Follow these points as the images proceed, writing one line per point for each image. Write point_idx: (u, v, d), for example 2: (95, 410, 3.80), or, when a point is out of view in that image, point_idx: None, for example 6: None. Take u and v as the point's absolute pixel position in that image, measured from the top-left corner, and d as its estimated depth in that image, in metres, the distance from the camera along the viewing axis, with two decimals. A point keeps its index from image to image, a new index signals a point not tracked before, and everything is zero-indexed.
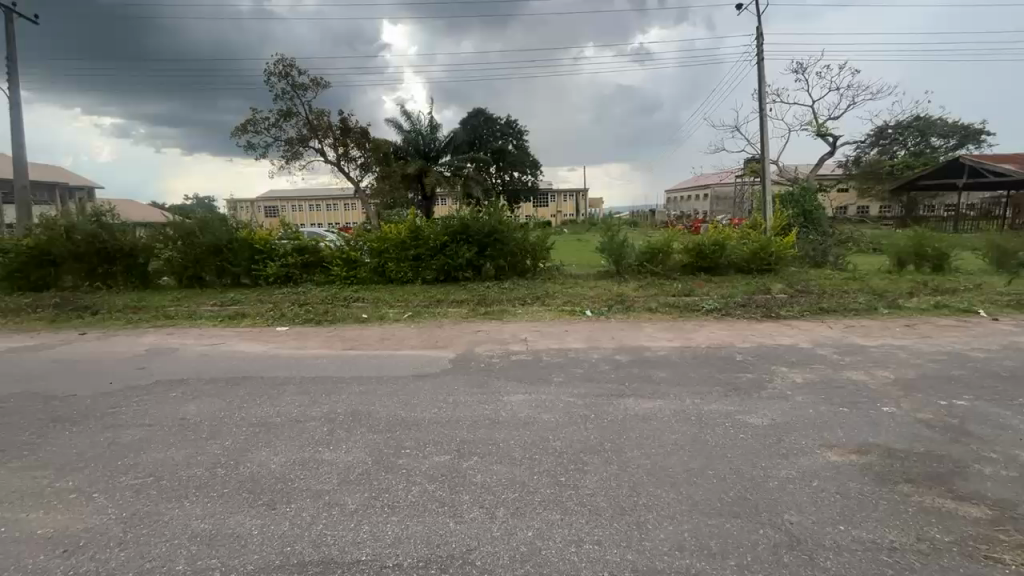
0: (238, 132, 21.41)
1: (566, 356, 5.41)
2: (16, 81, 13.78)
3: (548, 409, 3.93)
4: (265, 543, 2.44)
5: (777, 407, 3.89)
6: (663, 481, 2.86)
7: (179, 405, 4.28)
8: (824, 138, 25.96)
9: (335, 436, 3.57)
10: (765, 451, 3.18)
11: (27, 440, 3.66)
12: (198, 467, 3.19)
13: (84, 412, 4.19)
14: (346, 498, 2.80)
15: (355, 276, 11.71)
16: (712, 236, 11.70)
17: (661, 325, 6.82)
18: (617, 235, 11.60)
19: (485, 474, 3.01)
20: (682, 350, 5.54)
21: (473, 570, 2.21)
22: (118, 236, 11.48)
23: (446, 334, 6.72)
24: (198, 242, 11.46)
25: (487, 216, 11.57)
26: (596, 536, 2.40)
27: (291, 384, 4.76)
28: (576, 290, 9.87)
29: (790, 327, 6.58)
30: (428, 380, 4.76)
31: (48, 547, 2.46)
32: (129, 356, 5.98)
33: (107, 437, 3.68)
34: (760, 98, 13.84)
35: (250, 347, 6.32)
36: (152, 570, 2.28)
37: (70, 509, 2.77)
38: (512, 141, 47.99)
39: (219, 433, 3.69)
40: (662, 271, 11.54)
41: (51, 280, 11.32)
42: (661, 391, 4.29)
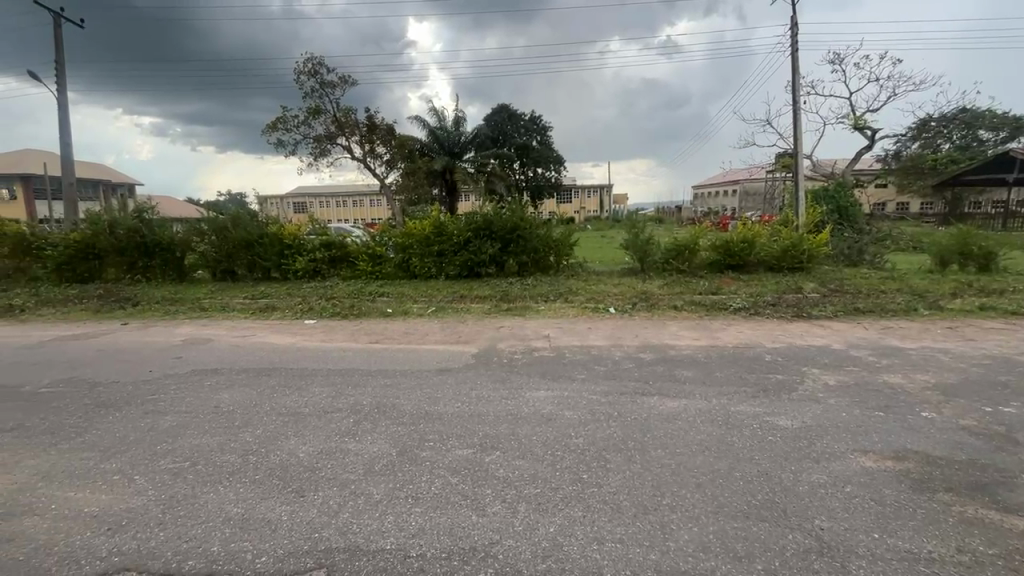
0: (269, 130, 22.02)
1: (588, 354, 5.38)
2: (64, 84, 14.52)
3: (571, 407, 3.91)
4: (294, 528, 2.51)
5: (807, 409, 3.78)
6: (688, 481, 2.82)
7: (213, 393, 4.45)
8: (862, 131, 24.91)
9: (360, 428, 3.64)
10: (794, 454, 3.09)
11: (74, 424, 3.86)
12: (231, 454, 3.32)
13: (125, 397, 4.40)
14: (371, 488, 2.85)
15: (380, 271, 11.88)
16: (740, 233, 11.41)
17: (686, 324, 6.69)
18: (642, 232, 11.42)
19: (508, 468, 3.03)
20: (707, 349, 5.43)
21: (494, 564, 2.22)
22: (156, 230, 11.97)
23: (469, 329, 6.79)
24: (230, 237, 11.85)
25: (511, 213, 11.60)
26: (618, 535, 2.39)
27: (318, 376, 4.88)
28: (598, 287, 9.79)
29: (822, 328, 6.37)
30: (451, 375, 4.80)
31: (94, 525, 2.59)
32: (166, 346, 6.26)
33: (146, 422, 3.86)
34: (792, 91, 13.38)
35: (279, 339, 6.52)
36: (189, 550, 2.38)
37: (114, 490, 2.92)
38: (536, 138, 47.89)
39: (250, 421, 3.82)
40: (688, 269, 11.32)
41: (96, 272, 11.94)
42: (686, 390, 4.22)
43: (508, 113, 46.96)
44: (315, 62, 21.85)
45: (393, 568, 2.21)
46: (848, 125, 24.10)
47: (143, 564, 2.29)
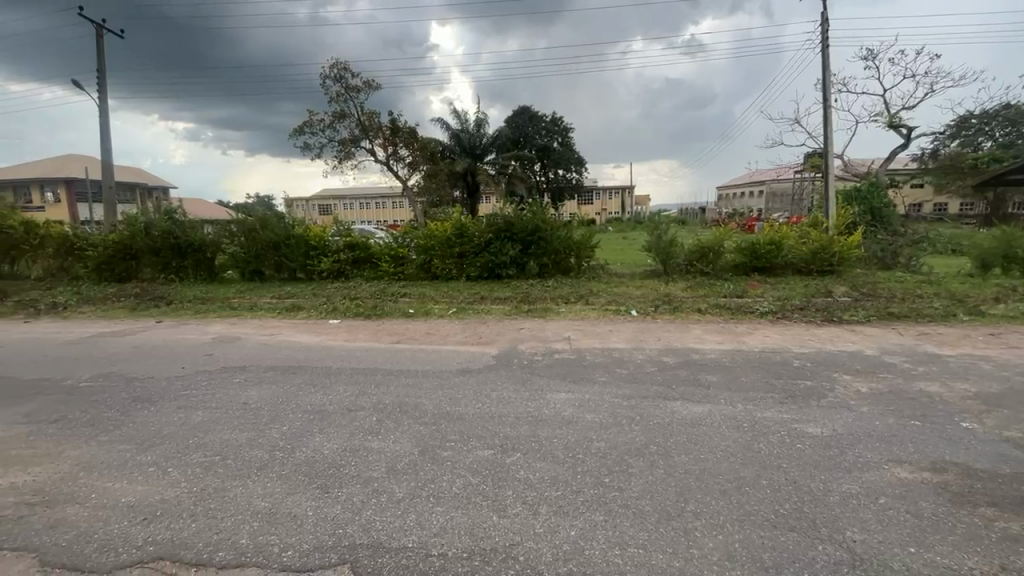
0: (295, 134, 22.60)
1: (610, 356, 5.33)
2: (105, 92, 15.22)
3: (592, 410, 3.88)
4: (319, 524, 2.57)
5: (838, 417, 3.66)
6: (712, 488, 2.76)
7: (242, 389, 4.59)
8: (897, 129, 24.04)
9: (383, 426, 3.70)
10: (824, 463, 3.00)
11: (112, 417, 4.04)
12: (259, 449, 3.41)
13: (160, 392, 4.58)
14: (393, 486, 2.89)
15: (402, 272, 12.04)
16: (767, 235, 11.14)
17: (710, 328, 6.56)
18: (665, 233, 11.25)
19: (529, 470, 3.02)
20: (733, 354, 5.32)
21: (515, 565, 2.22)
22: (188, 232, 12.41)
23: (490, 330, 6.82)
24: (259, 238, 12.20)
25: (532, 214, 11.60)
26: (641, 540, 2.35)
27: (342, 375, 4.97)
28: (620, 289, 9.71)
29: (854, 333, 6.17)
30: (472, 375, 4.83)
31: (131, 515, 2.70)
32: (198, 343, 6.48)
33: (179, 416, 4.00)
34: (822, 89, 13.01)
35: (305, 338, 6.67)
36: (219, 542, 2.46)
37: (148, 481, 3.04)
38: (558, 139, 47.81)
39: (277, 417, 3.92)
40: (712, 271, 11.11)
41: (132, 272, 12.45)
42: (711, 395, 4.13)
43: (529, 115, 46.96)
44: (341, 67, 22.33)
45: (415, 566, 2.23)
46: (882, 123, 23.28)
47: (176, 553, 2.38)
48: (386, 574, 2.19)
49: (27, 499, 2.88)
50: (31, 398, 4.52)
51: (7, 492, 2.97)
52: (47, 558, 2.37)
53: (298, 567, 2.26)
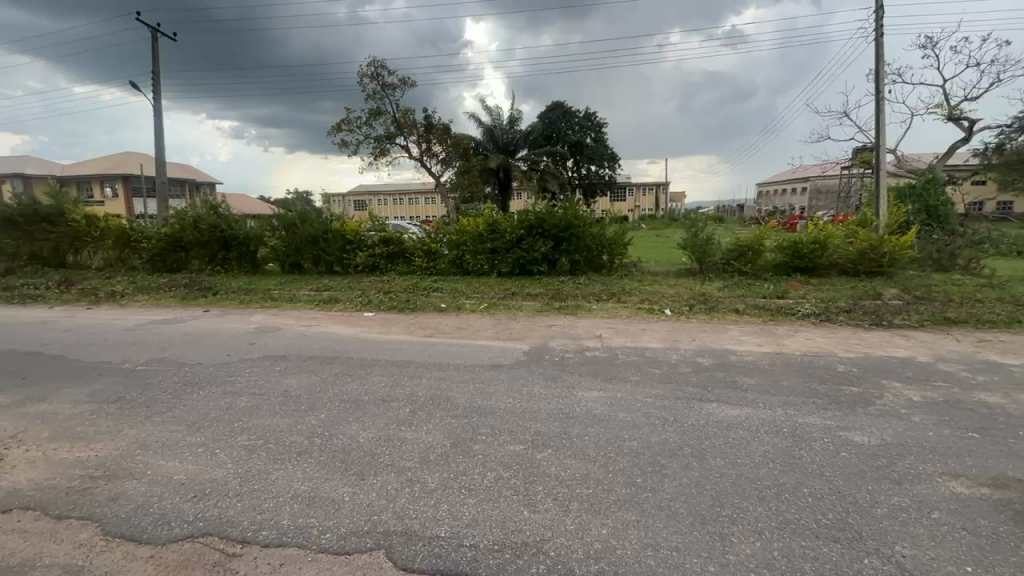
0: (334, 131, 23.28)
1: (643, 356, 5.25)
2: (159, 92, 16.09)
3: (624, 408, 3.84)
4: (355, 509, 2.65)
5: (887, 426, 3.47)
6: (749, 494, 2.69)
7: (283, 377, 4.79)
8: (957, 122, 22.49)
9: (416, 418, 3.77)
10: (871, 473, 2.85)
11: (165, 399, 4.29)
12: (298, 435, 3.55)
13: (207, 377, 4.83)
14: (426, 476, 2.95)
15: (434, 267, 12.20)
16: (811, 234, 10.68)
17: (747, 329, 6.36)
18: (701, 231, 10.93)
19: (559, 466, 3.02)
20: (772, 356, 5.14)
21: (547, 561, 2.23)
22: (233, 226, 13.00)
23: (521, 326, 6.83)
24: (299, 233, 12.65)
25: (564, 211, 11.52)
26: (673, 542, 2.32)
27: (377, 366, 5.11)
28: (654, 288, 9.53)
29: (905, 338, 5.84)
30: (503, 371, 4.86)
31: (182, 492, 2.87)
32: (242, 332, 6.77)
33: (225, 401, 4.21)
34: (875, 80, 12.32)
35: (341, 330, 6.88)
36: (262, 521, 2.57)
37: (198, 461, 3.21)
38: (591, 135, 47.27)
39: (316, 405, 4.06)
40: (751, 271, 10.75)
41: (182, 263, 13.14)
42: (748, 398, 4.01)
43: (562, 110, 46.33)
44: (378, 65, 22.80)
45: (447, 556, 2.27)
46: (941, 116, 21.83)
47: (223, 531, 2.50)
48: (419, 561, 2.24)
49: (91, 472, 3.10)
50: (93, 379, 4.86)
51: (75, 465, 3.21)
52: (109, 527, 2.55)
53: (336, 550, 2.34)
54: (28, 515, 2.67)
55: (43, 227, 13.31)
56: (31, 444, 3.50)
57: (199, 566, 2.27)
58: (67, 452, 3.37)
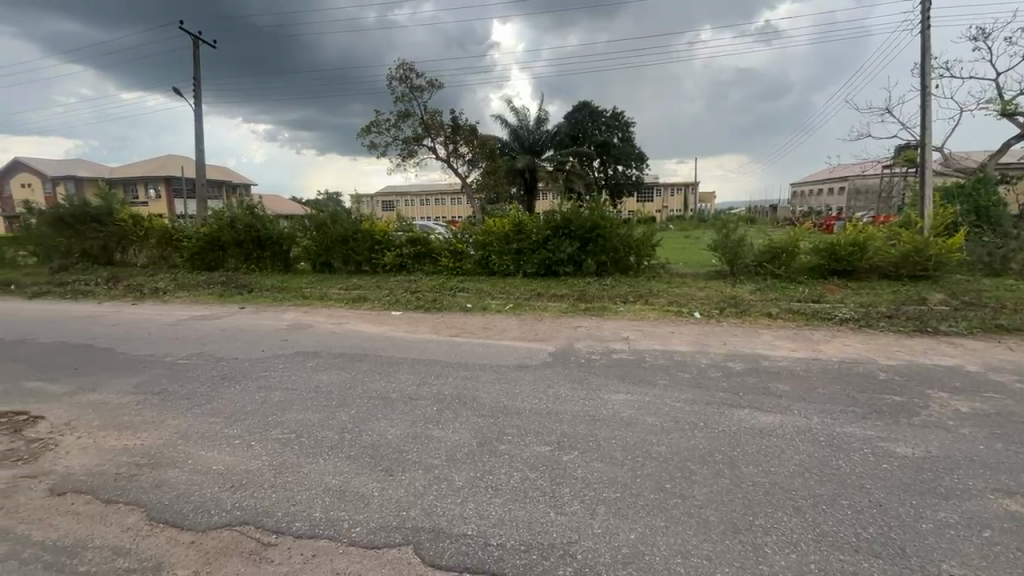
0: (363, 134, 23.81)
1: (671, 359, 5.16)
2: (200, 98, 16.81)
3: (652, 412, 3.79)
4: (385, 505, 2.70)
5: (933, 438, 3.31)
6: (784, 503, 2.61)
7: (315, 373, 4.93)
8: (1012, 118, 21.14)
9: (443, 416, 3.82)
10: (916, 487, 2.72)
11: (204, 392, 4.47)
12: (330, 430, 3.64)
13: (244, 372, 5.02)
14: (453, 474, 2.98)
15: (460, 267, 12.30)
16: (850, 235, 10.26)
17: (781, 334, 6.16)
18: (733, 232, 10.64)
19: (586, 469, 3.00)
20: (807, 362, 4.96)
21: (574, 563, 2.22)
22: (268, 226, 13.45)
23: (547, 327, 6.82)
24: (329, 233, 12.98)
25: (590, 212, 11.44)
26: (704, 551, 2.27)
27: (405, 364, 5.19)
28: (683, 290, 9.35)
29: (953, 346, 5.53)
30: (529, 371, 4.86)
31: (220, 481, 2.98)
32: (275, 329, 7.01)
33: (260, 395, 4.36)
34: (920, 75, 11.74)
35: (370, 328, 7.03)
36: (296, 513, 2.65)
37: (235, 452, 3.34)
38: (618, 135, 46.78)
39: (346, 401, 4.16)
40: (785, 274, 10.42)
41: (220, 261, 13.67)
42: (782, 405, 3.89)
43: (589, 110, 45.94)
44: (406, 68, 23.18)
45: (474, 554, 2.29)
46: (994, 111, 20.57)
47: (260, 520, 2.60)
48: (447, 558, 2.27)
49: (137, 460, 3.27)
50: (139, 371, 5.12)
51: (123, 452, 3.38)
52: (154, 513, 2.67)
53: (366, 543, 2.39)
54: (81, 498, 2.83)
55: (92, 226, 14.07)
56: (83, 432, 3.71)
57: (237, 553, 2.36)
58: (116, 440, 3.56)
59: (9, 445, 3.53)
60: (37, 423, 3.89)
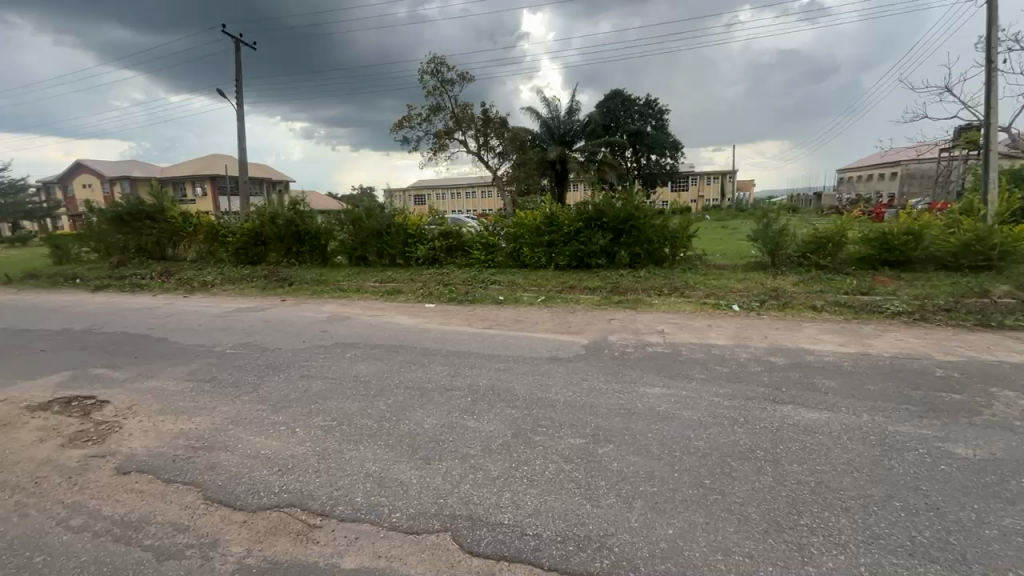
0: (396, 129, 24.21)
1: (708, 353, 5.04)
2: (242, 99, 17.48)
3: (689, 406, 3.71)
4: (423, 492, 2.77)
5: (998, 439, 3.10)
6: (831, 503, 2.51)
7: (353, 363, 5.08)
8: None
9: (478, 407, 3.87)
10: (978, 491, 2.56)
11: (251, 380, 4.70)
12: (369, 418, 3.75)
13: (287, 362, 5.23)
14: (489, 465, 3.02)
15: (492, 260, 12.33)
16: (904, 224, 9.68)
17: (827, 327, 5.89)
18: (774, 222, 10.17)
19: (622, 462, 2.98)
20: (855, 357, 4.73)
21: (611, 556, 2.21)
22: (307, 221, 13.93)
23: (579, 319, 6.78)
24: (364, 227, 13.30)
25: (624, 203, 11.24)
26: (746, 549, 2.21)
27: (439, 355, 5.28)
28: (720, 282, 9.07)
29: (1020, 341, 5.14)
30: (562, 363, 4.85)
31: (269, 465, 3.13)
32: (315, 320, 7.28)
33: (303, 384, 4.54)
34: (985, 49, 10.84)
35: (405, 320, 7.19)
36: (339, 497, 2.76)
37: (281, 437, 3.49)
38: (651, 123, 45.63)
39: (384, 391, 4.28)
40: (830, 265, 9.96)
41: (262, 256, 14.25)
42: (828, 402, 3.73)
43: (622, 98, 44.99)
44: (437, 62, 23.34)
45: (511, 542, 2.32)
46: None
47: (305, 503, 2.71)
48: (484, 546, 2.31)
49: (192, 443, 3.47)
50: (192, 360, 5.43)
51: (179, 435, 3.61)
52: (209, 493, 2.84)
53: (406, 528, 2.46)
54: (144, 477, 3.04)
55: (147, 223, 14.93)
56: (143, 415, 3.98)
57: (285, 533, 2.48)
58: (173, 424, 3.79)
59: (79, 426, 3.82)
60: (103, 406, 4.20)
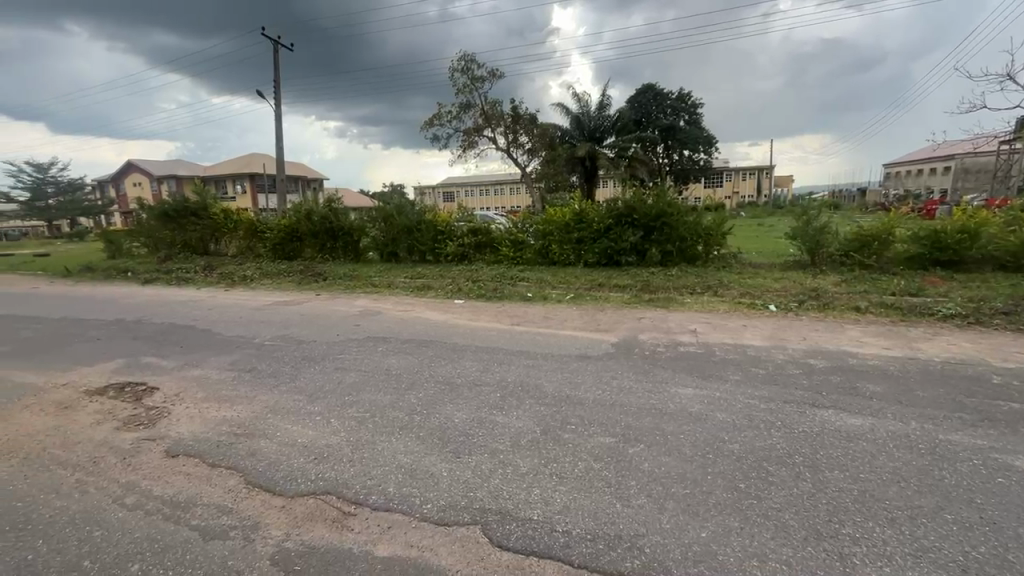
0: (427, 126, 24.51)
1: (743, 353, 4.90)
2: (279, 99, 18.07)
3: (723, 408, 3.62)
4: (453, 485, 2.80)
5: None
6: (876, 513, 2.40)
7: (385, 357, 5.19)
8: None
9: (506, 403, 3.89)
10: None
11: (288, 371, 4.87)
12: (400, 411, 3.83)
13: (322, 354, 5.39)
14: (518, 460, 3.03)
15: (521, 257, 12.33)
16: (958, 222, 9.11)
17: (872, 330, 5.61)
18: (815, 219, 9.77)
19: (653, 463, 2.94)
20: (903, 362, 4.50)
21: (642, 557, 2.19)
22: (341, 218, 14.31)
23: (608, 318, 6.71)
24: (395, 224, 13.55)
25: (655, 199, 11.03)
26: (783, 556, 2.15)
27: (468, 351, 5.33)
28: (757, 281, 8.79)
29: None
30: (591, 361, 4.81)
31: (306, 453, 3.24)
32: (348, 314, 7.46)
33: (337, 376, 4.68)
34: None
35: (434, 315, 7.30)
36: (372, 486, 2.83)
37: (317, 427, 3.61)
38: (684, 117, 44.49)
39: (415, 385, 4.36)
40: (875, 265, 9.49)
41: (298, 251, 14.72)
42: (872, 407, 3.56)
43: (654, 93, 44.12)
44: (468, 59, 23.47)
45: (541, 538, 2.33)
46: None
47: (340, 491, 2.80)
48: (514, 541, 2.32)
49: (234, 430, 3.63)
50: (233, 351, 5.66)
51: (222, 422, 3.78)
52: (251, 478, 2.97)
53: (437, 520, 2.50)
54: (191, 461, 3.21)
55: (191, 220, 15.64)
56: (189, 402, 4.19)
57: (321, 520, 2.56)
58: (217, 411, 3.98)
59: (132, 411, 4.06)
60: (153, 393, 4.44)
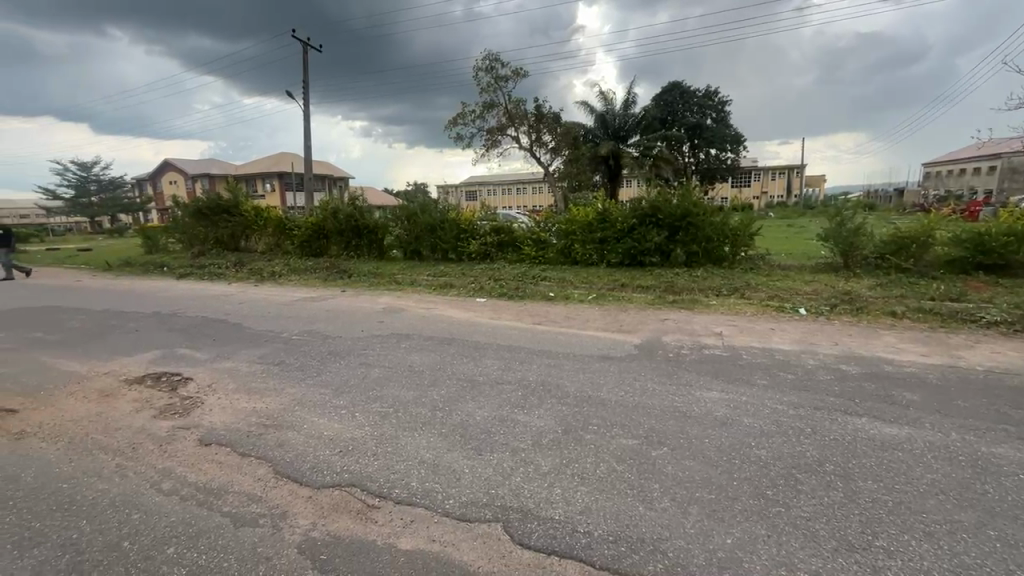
0: (451, 125, 24.71)
1: (771, 357, 4.78)
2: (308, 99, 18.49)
3: (750, 413, 3.54)
4: (475, 482, 2.82)
5: None
6: (912, 526, 2.31)
7: (408, 354, 5.27)
8: None
9: (528, 401, 3.89)
10: None
11: (314, 365, 4.99)
12: (423, 407, 3.88)
13: (347, 349, 5.50)
14: (540, 459, 3.03)
15: (543, 256, 12.32)
16: (1005, 223, 8.64)
17: (908, 336, 5.40)
18: (849, 220, 9.42)
19: (677, 466, 2.89)
20: (943, 370, 4.30)
21: (665, 560, 2.17)
22: (366, 217, 14.56)
23: (631, 318, 6.64)
24: (419, 222, 13.71)
25: (681, 199, 10.85)
26: (813, 566, 2.09)
27: (490, 350, 5.35)
28: (786, 283, 8.56)
29: None
30: (613, 362, 4.77)
31: (331, 446, 3.31)
32: (372, 311, 7.60)
33: (361, 371, 4.76)
34: None
35: (456, 313, 7.35)
36: (395, 480, 2.88)
37: (342, 421, 3.68)
38: (711, 116, 43.56)
39: (437, 381, 4.41)
40: (913, 268, 9.12)
41: (325, 248, 15.06)
42: (909, 416, 3.43)
43: (681, 91, 43.34)
44: (492, 58, 23.53)
45: (562, 538, 2.33)
46: None
47: (364, 484, 2.85)
48: (535, 540, 2.33)
49: (263, 421, 3.75)
50: (263, 344, 5.83)
51: (252, 413, 3.90)
52: (279, 468, 3.06)
53: (458, 515, 2.53)
54: (222, 449, 3.32)
55: (223, 217, 16.16)
56: (221, 393, 4.34)
57: (346, 511, 2.62)
58: (247, 402, 4.11)
59: (167, 400, 4.23)
60: (187, 383, 4.61)
